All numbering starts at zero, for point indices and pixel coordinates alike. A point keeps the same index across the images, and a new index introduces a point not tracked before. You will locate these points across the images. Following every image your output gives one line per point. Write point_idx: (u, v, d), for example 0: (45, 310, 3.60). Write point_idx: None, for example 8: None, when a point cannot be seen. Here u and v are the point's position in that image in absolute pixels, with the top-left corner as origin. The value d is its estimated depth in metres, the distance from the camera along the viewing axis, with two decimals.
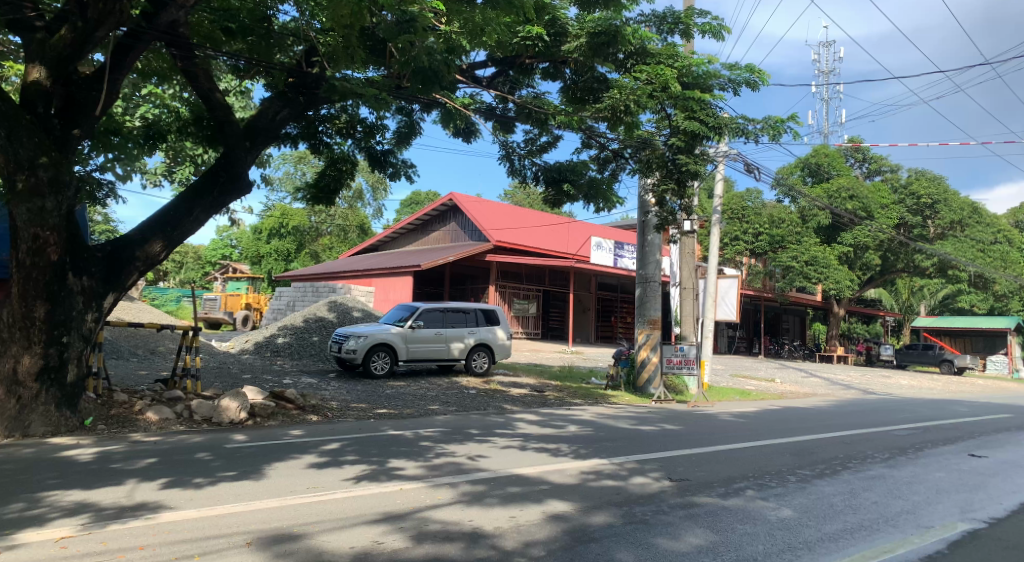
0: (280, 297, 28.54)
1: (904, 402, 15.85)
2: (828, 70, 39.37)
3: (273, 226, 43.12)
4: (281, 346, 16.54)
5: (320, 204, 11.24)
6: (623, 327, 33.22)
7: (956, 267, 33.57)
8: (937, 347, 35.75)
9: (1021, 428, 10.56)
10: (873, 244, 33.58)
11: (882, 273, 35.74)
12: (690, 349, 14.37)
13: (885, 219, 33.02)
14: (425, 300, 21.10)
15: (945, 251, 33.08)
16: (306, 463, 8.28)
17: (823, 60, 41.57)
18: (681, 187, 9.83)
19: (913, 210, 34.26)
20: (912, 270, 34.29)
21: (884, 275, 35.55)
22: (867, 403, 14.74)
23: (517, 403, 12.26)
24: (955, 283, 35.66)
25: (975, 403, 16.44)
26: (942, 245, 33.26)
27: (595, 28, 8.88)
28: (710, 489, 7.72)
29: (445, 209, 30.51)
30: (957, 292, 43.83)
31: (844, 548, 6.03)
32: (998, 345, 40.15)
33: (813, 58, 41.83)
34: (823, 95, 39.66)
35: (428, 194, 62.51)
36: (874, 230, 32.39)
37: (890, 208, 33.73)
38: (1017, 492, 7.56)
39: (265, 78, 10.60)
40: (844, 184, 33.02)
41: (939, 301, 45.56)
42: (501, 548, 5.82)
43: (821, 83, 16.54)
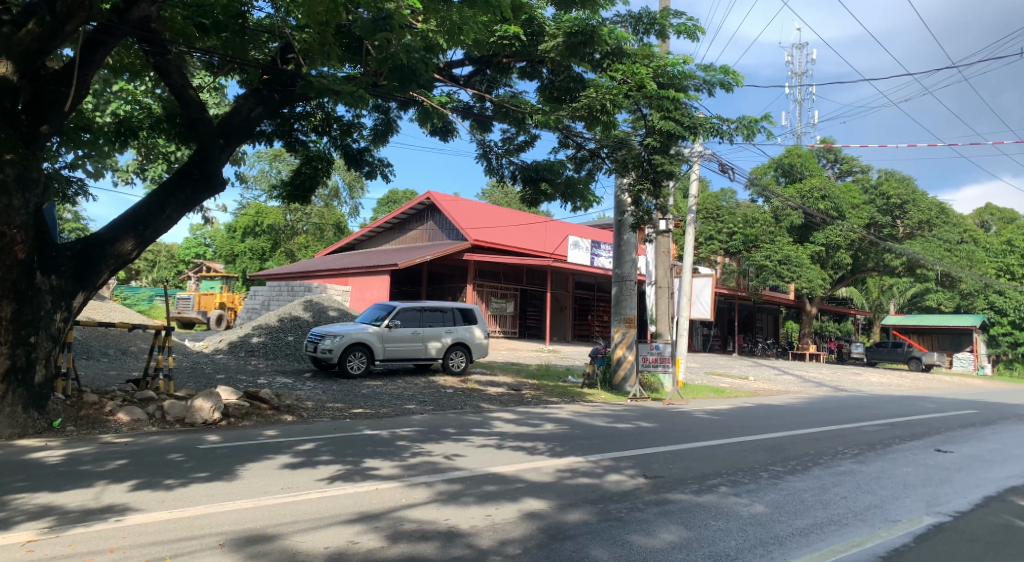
0: (256, 297, 28.22)
1: (873, 398, 16.14)
2: (802, 72, 39.91)
3: (248, 225, 42.69)
4: (256, 345, 16.39)
5: (295, 202, 11.10)
6: (600, 326, 33.41)
7: (923, 267, 34.10)
8: (905, 345, 36.36)
9: (985, 423, 10.81)
10: (844, 244, 33.97)
11: (853, 272, 36.30)
12: (665, 347, 14.46)
13: (856, 219, 33.50)
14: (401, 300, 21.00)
15: (914, 251, 33.61)
16: (280, 463, 8.22)
17: (797, 61, 42.13)
18: (657, 187, 9.89)
19: (882, 210, 34.97)
20: (882, 269, 34.82)
21: (855, 274, 36.10)
22: (837, 400, 14.97)
23: (493, 401, 12.25)
24: (923, 282, 36.30)
25: (940, 399, 16.79)
26: (911, 245, 33.79)
27: (572, 28, 8.94)
28: (684, 486, 7.79)
29: (422, 208, 30.42)
30: (925, 291, 44.70)
31: (813, 543, 6.12)
32: (963, 343, 41.14)
33: (785, 59, 42.40)
34: (796, 96, 40.19)
35: (406, 193, 62.32)
36: (845, 229, 32.89)
37: (861, 208, 34.32)
38: (981, 486, 7.73)
39: (240, 75, 10.51)
40: (816, 184, 33.51)
41: (909, 300, 46.39)
42: (476, 546, 5.82)
43: (792, 84, 16.78)
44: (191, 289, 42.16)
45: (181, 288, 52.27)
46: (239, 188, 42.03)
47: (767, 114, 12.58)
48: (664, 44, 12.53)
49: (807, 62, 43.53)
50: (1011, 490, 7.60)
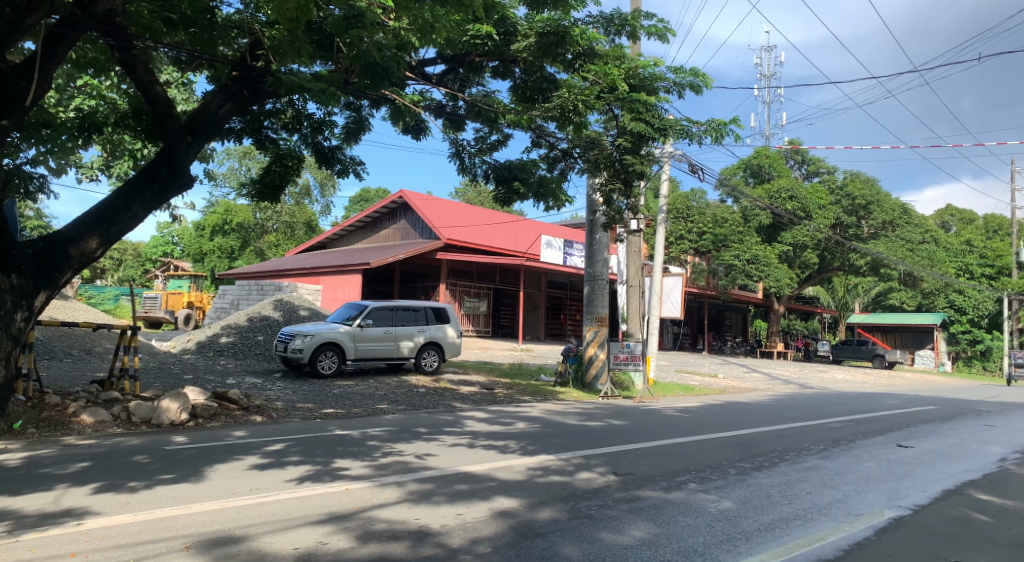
0: (225, 296, 27.81)
1: (838, 396, 16.42)
2: (771, 73, 40.49)
3: (217, 223, 42.10)
4: (225, 345, 16.19)
5: (265, 200, 10.99)
6: (572, 325, 33.64)
7: (887, 266, 34.74)
8: (869, 342, 37.01)
9: (944, 419, 11.09)
10: (811, 244, 34.40)
11: (820, 272, 36.79)
12: (636, 346, 14.51)
13: (822, 219, 34.04)
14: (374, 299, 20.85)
15: (878, 250, 34.24)
16: (249, 464, 8.13)
17: (765, 63, 42.62)
18: (628, 187, 9.98)
19: (849, 210, 35.15)
20: (848, 268, 35.37)
21: (822, 273, 36.63)
22: (803, 397, 15.22)
23: (466, 401, 12.24)
24: (887, 281, 36.97)
25: (902, 396, 17.18)
26: (875, 245, 34.43)
27: (543, 28, 8.93)
28: (654, 483, 7.87)
29: (395, 206, 30.27)
30: (888, 289, 45.64)
31: (778, 538, 6.21)
32: (925, 341, 41.85)
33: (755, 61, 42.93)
34: (764, 98, 40.79)
35: (378, 192, 61.95)
36: (812, 229, 33.44)
37: (827, 208, 34.68)
38: (940, 479, 7.93)
39: (209, 71, 10.36)
40: (784, 185, 34.25)
41: (872, 298, 47.12)
42: (446, 545, 5.81)
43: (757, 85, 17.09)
44: (158, 288, 41.38)
45: (148, 288, 51.40)
46: (209, 186, 41.46)
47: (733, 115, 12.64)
48: (632, 46, 12.62)
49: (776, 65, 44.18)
50: (968, 483, 7.82)
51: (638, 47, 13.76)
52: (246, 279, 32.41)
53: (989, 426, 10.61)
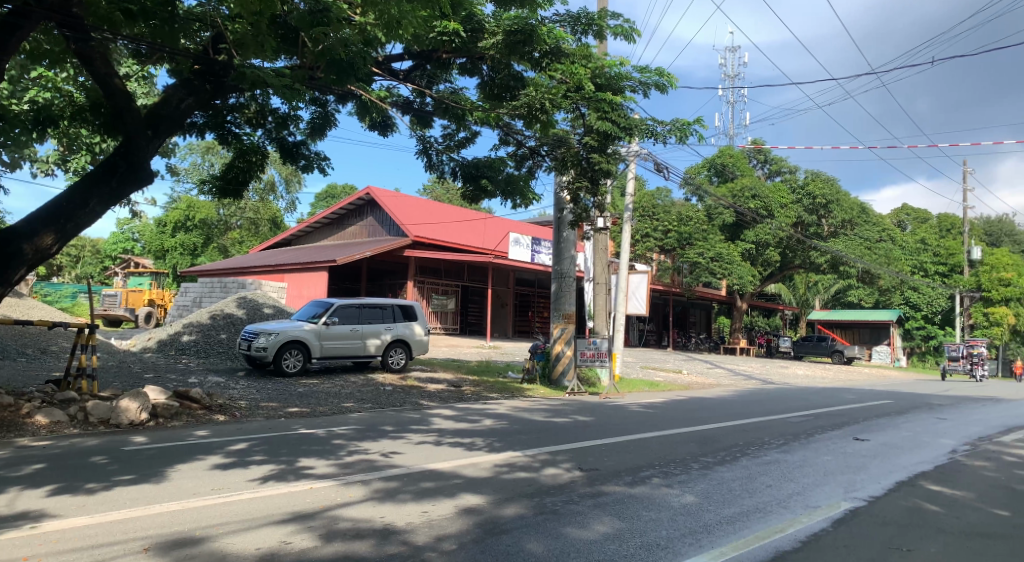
0: (188, 293, 27.27)
1: (797, 391, 16.77)
2: (735, 74, 41.17)
3: (178, 219, 41.28)
4: (187, 344, 15.95)
5: (227, 196, 10.85)
6: (540, 322, 33.78)
7: (846, 264, 35.47)
8: (829, 338, 37.80)
9: (898, 413, 11.38)
10: (773, 242, 34.99)
11: (781, 269, 37.47)
12: (602, 342, 14.73)
13: (784, 218, 34.78)
14: (341, 297, 20.69)
15: (838, 248, 34.94)
16: (211, 464, 8.01)
17: (729, 64, 43.23)
18: (595, 185, 10.07)
19: (809, 209, 35.61)
20: (808, 266, 36.08)
21: (784, 270, 37.29)
22: (764, 392, 15.50)
23: (433, 398, 12.22)
24: (845, 278, 37.76)
25: (857, 390, 17.63)
26: (835, 243, 35.15)
27: (511, 26, 8.95)
28: (619, 478, 7.95)
29: (363, 203, 30.00)
30: (847, 288, 46.70)
31: (739, 531, 6.32)
32: (881, 337, 43.22)
33: (720, 62, 43.52)
34: (728, 98, 41.44)
35: (346, 189, 61.38)
36: (774, 227, 34.33)
37: (789, 207, 35.32)
38: (894, 471, 8.17)
39: (170, 64, 10.15)
40: (747, 184, 35.01)
41: (832, 296, 47.27)
42: (411, 543, 5.80)
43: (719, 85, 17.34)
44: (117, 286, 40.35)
45: (107, 285, 50.15)
46: (171, 182, 40.64)
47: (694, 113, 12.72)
48: (599, 45, 12.66)
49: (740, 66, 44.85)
50: (920, 474, 8.06)
51: (605, 47, 13.90)
52: (211, 276, 31.86)
53: (940, 419, 10.94)
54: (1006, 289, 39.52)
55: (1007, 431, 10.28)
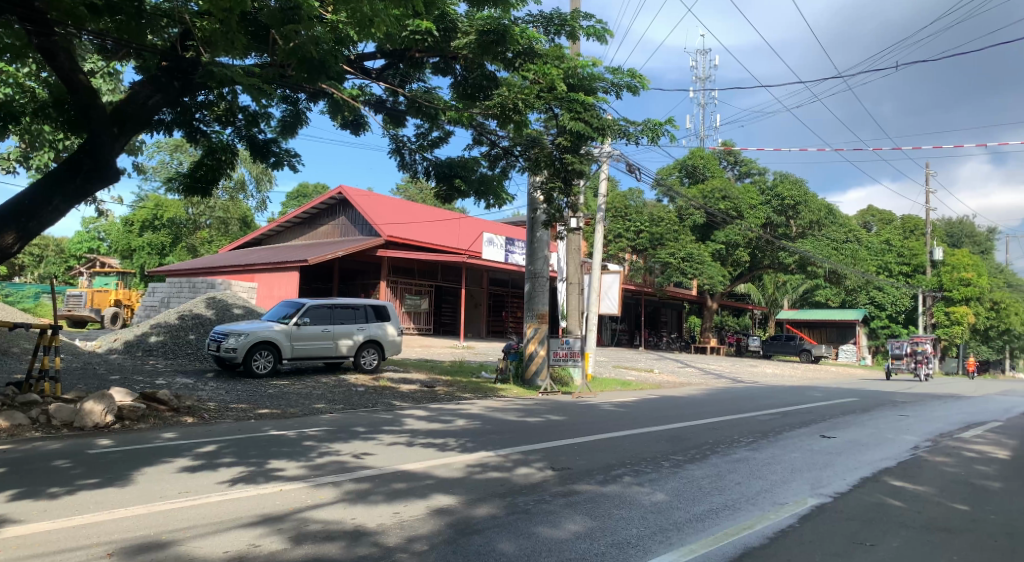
0: (155, 293, 26.83)
1: (765, 389, 17.02)
2: (706, 76, 41.68)
3: (146, 218, 40.63)
4: (154, 345, 15.71)
5: (195, 194, 10.68)
6: (513, 322, 33.88)
7: (813, 264, 36.11)
8: (797, 338, 38.28)
9: (863, 410, 11.60)
10: (743, 242, 35.66)
11: (751, 269, 38.06)
12: (575, 342, 14.78)
13: (753, 219, 35.37)
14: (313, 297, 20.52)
15: (805, 249, 35.53)
16: (178, 467, 7.89)
17: (701, 66, 43.68)
18: (568, 185, 10.16)
19: (778, 210, 36.06)
20: (777, 266, 36.62)
21: (753, 271, 37.87)
22: (734, 390, 15.72)
23: (406, 399, 12.17)
24: (813, 279, 38.42)
25: (822, 389, 17.92)
26: (803, 244, 35.71)
27: (483, 26, 8.98)
28: (591, 476, 8.00)
29: (335, 202, 29.77)
30: (815, 288, 47.49)
31: (709, 528, 6.40)
32: (847, 336, 43.90)
33: (691, 63, 43.96)
34: (700, 100, 41.88)
35: (318, 188, 60.77)
36: (744, 228, 34.75)
37: (758, 208, 35.90)
38: (859, 468, 8.33)
39: (137, 60, 9.98)
40: (718, 185, 35.46)
41: (800, 296, 47.86)
42: (382, 544, 5.78)
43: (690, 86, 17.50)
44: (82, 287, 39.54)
45: (72, 285, 49.09)
46: (139, 180, 39.93)
47: (666, 115, 12.75)
48: (570, 45, 12.69)
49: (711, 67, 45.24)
50: (884, 470, 8.25)
51: (577, 47, 13.90)
52: (180, 276, 31.32)
53: (903, 416, 11.17)
54: (966, 288, 40.42)
55: (967, 427, 10.54)
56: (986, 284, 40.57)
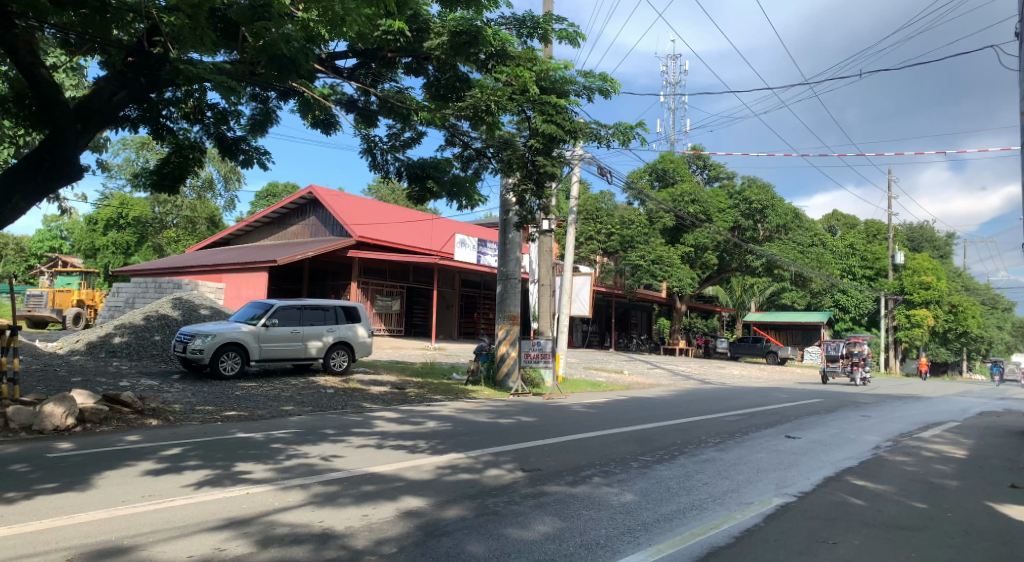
0: (119, 293, 26.27)
1: (732, 390, 17.27)
2: (676, 81, 42.24)
3: (111, 216, 39.86)
4: (118, 346, 15.40)
5: (162, 191, 10.49)
6: (485, 323, 33.93)
7: (780, 267, 36.66)
8: (764, 340, 39.18)
9: (827, 411, 11.84)
10: (711, 245, 36.44)
11: (719, 272, 38.64)
12: (547, 343, 14.78)
13: (722, 222, 36.01)
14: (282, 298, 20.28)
15: (772, 252, 36.09)
16: (142, 470, 7.75)
17: (671, 72, 44.38)
18: (540, 188, 10.27)
19: (745, 214, 36.87)
20: (745, 269, 37.27)
21: (721, 273, 38.48)
22: (701, 391, 15.94)
23: (376, 401, 12.10)
24: (780, 281, 39.00)
25: (787, 390, 18.22)
26: (770, 247, 36.27)
27: (456, 27, 8.97)
28: (560, 477, 8.04)
29: (306, 202, 29.50)
30: (782, 290, 48.36)
31: (676, 528, 6.47)
32: (813, 338, 44.94)
33: (662, 68, 44.54)
34: (671, 105, 42.44)
35: (288, 187, 60.08)
36: (712, 232, 35.35)
37: (726, 212, 36.66)
38: (822, 468, 8.49)
39: (101, 55, 9.77)
40: (687, 189, 35.82)
41: (767, 299, 48.42)
42: (350, 547, 5.73)
43: (662, 92, 17.76)
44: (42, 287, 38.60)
45: (33, 284, 47.90)
46: (104, 177, 39.13)
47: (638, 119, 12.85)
48: (542, 47, 12.78)
49: (680, 73, 45.92)
50: (847, 469, 8.43)
51: (550, 50, 14.07)
52: (147, 275, 30.70)
53: (865, 416, 11.43)
54: (926, 291, 41.19)
55: (926, 427, 10.80)
56: (945, 287, 41.29)
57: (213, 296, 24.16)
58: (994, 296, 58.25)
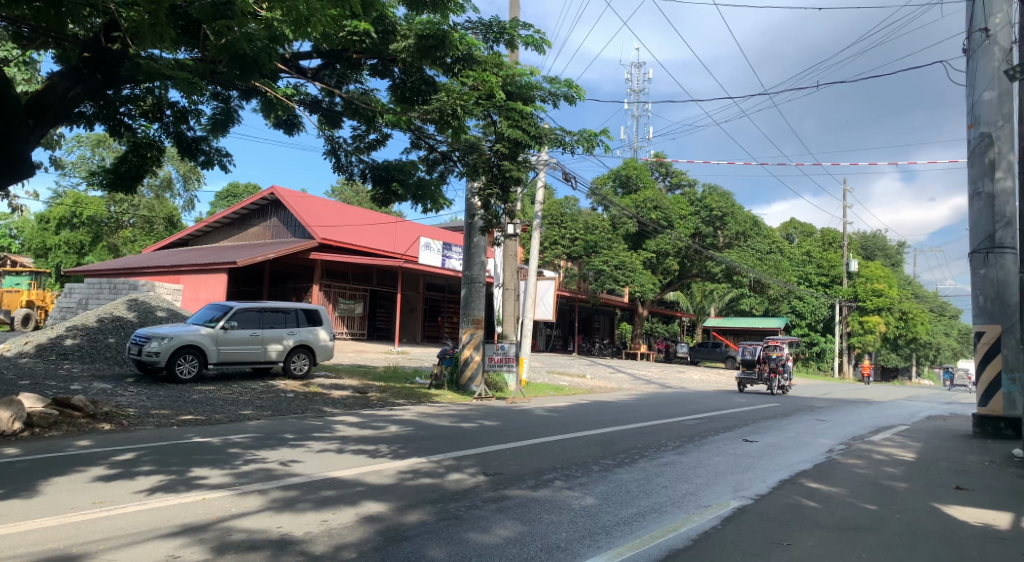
0: (71, 294, 25.52)
1: (691, 394, 17.52)
2: (640, 89, 42.89)
3: (63, 215, 38.74)
4: (70, 348, 15.00)
5: (119, 191, 10.26)
6: (449, 327, 33.89)
7: (739, 274, 37.40)
8: (723, 345, 39.99)
9: (783, 415, 12.10)
10: (672, 252, 36.81)
11: (679, 278, 39.27)
12: (510, 348, 15.26)
13: (683, 229, 36.66)
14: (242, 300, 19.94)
15: (731, 259, 36.85)
16: (92, 476, 7.54)
17: (635, 80, 44.92)
18: (505, 192, 10.34)
19: (706, 221, 37.71)
20: (705, 274, 38.13)
21: (682, 279, 39.11)
22: (661, 396, 16.15)
23: (337, 405, 11.98)
24: (740, 288, 39.78)
25: (743, 394, 18.50)
26: (729, 254, 37.00)
27: (422, 30, 8.97)
28: (522, 481, 8.07)
29: (267, 203, 29.08)
30: None
31: (635, 531, 6.53)
32: None
33: (626, 76, 45.09)
34: (635, 112, 43.05)
35: (248, 187, 59.02)
36: (674, 238, 35.91)
37: (687, 218, 37.38)
38: (778, 470, 8.68)
39: (56, 50, 9.50)
40: (650, 196, 36.32)
41: (726, 304, 49.06)
42: (309, 553, 5.67)
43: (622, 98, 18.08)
44: None
45: None
46: (57, 175, 38.06)
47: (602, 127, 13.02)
48: (507, 53, 12.86)
49: (644, 81, 46.52)
50: (802, 472, 8.62)
51: (513, 57, 14.15)
52: (102, 276, 29.87)
53: (819, 420, 11.69)
54: (879, 298, 42.75)
55: (877, 430, 11.12)
56: (896, 294, 42.86)
57: (170, 298, 23.63)
58: (944, 305, 60.13)
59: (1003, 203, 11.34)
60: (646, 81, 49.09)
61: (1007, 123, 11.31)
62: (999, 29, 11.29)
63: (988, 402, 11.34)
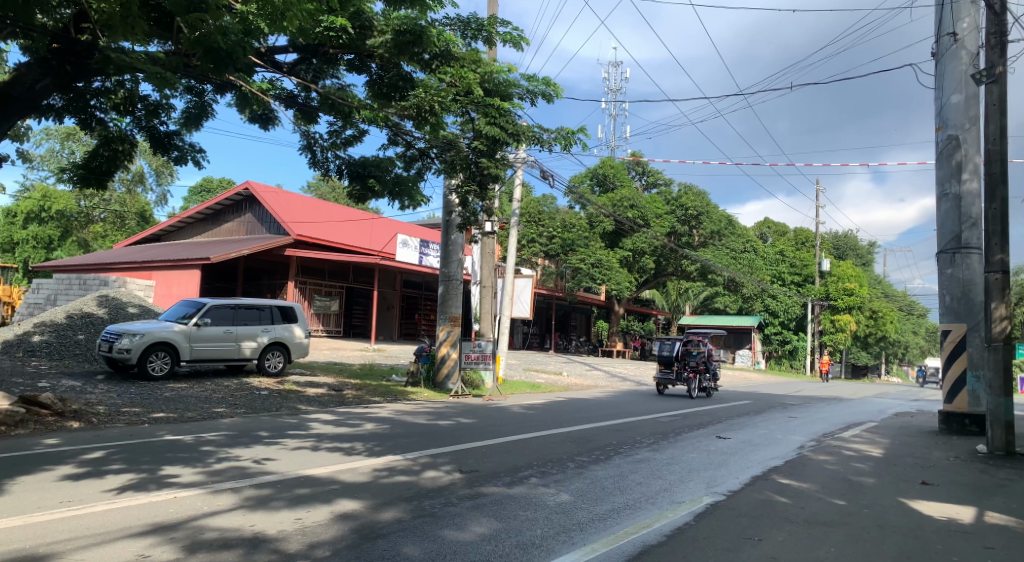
0: (39, 290, 24.99)
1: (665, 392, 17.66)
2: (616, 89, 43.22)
3: (31, 209, 38.01)
4: (38, 345, 14.72)
5: (90, 186, 10.11)
6: (426, 324, 33.78)
7: (714, 272, 37.85)
8: None
9: (755, 412, 12.25)
10: (648, 250, 37.06)
11: (655, 277, 39.55)
12: (487, 345, 14.93)
13: (659, 227, 36.98)
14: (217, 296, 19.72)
15: (706, 258, 37.22)
16: (60, 475, 7.41)
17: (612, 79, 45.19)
18: (482, 189, 10.45)
19: (682, 220, 37.75)
20: (679, 273, 38.30)
21: (658, 278, 39.36)
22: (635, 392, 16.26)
23: (311, 403, 11.91)
24: (715, 286, 40.30)
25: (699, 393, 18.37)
26: (704, 252, 37.37)
27: (399, 26, 8.91)
28: (498, 478, 8.08)
29: (242, 198, 28.75)
30: None
31: (609, 527, 6.59)
32: (743, 341, 45.89)
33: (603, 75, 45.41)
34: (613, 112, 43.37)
35: (223, 182, 58.32)
36: (650, 237, 36.14)
37: (663, 218, 37.68)
38: (750, 467, 8.79)
39: (23, 40, 9.28)
40: (627, 194, 36.64)
41: (702, 304, 49.50)
42: (282, 551, 5.64)
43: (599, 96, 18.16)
44: None
45: None
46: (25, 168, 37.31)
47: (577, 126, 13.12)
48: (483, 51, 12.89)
49: (621, 81, 46.87)
50: (773, 469, 8.73)
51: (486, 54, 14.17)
52: (74, 272, 29.36)
53: (791, 418, 11.84)
54: (850, 297, 43.49)
55: (846, 427, 11.29)
56: (866, 294, 43.71)
57: (143, 294, 23.24)
58: (914, 302, 61.24)
59: (970, 204, 11.56)
60: (623, 81, 49.38)
61: (973, 126, 11.54)
62: (967, 33, 11.54)
63: (954, 399, 11.72)
